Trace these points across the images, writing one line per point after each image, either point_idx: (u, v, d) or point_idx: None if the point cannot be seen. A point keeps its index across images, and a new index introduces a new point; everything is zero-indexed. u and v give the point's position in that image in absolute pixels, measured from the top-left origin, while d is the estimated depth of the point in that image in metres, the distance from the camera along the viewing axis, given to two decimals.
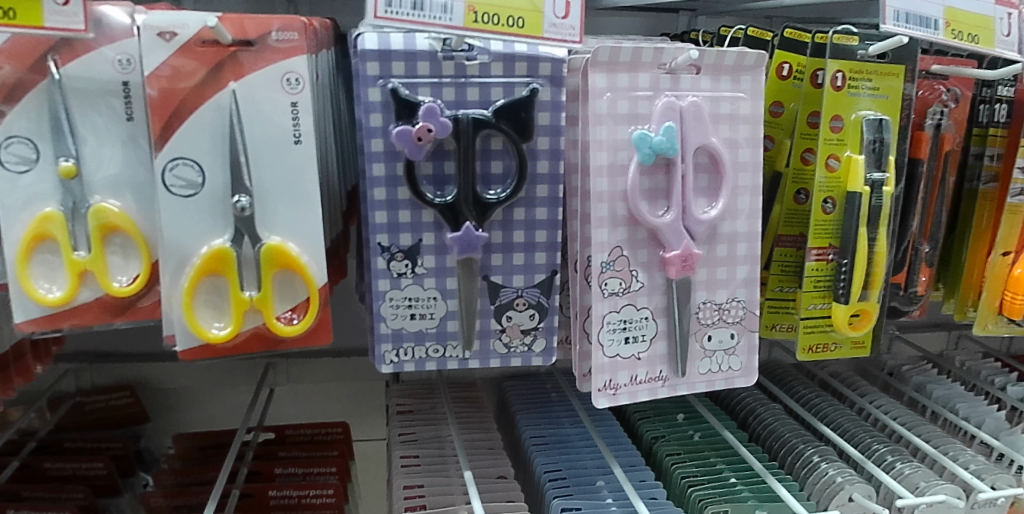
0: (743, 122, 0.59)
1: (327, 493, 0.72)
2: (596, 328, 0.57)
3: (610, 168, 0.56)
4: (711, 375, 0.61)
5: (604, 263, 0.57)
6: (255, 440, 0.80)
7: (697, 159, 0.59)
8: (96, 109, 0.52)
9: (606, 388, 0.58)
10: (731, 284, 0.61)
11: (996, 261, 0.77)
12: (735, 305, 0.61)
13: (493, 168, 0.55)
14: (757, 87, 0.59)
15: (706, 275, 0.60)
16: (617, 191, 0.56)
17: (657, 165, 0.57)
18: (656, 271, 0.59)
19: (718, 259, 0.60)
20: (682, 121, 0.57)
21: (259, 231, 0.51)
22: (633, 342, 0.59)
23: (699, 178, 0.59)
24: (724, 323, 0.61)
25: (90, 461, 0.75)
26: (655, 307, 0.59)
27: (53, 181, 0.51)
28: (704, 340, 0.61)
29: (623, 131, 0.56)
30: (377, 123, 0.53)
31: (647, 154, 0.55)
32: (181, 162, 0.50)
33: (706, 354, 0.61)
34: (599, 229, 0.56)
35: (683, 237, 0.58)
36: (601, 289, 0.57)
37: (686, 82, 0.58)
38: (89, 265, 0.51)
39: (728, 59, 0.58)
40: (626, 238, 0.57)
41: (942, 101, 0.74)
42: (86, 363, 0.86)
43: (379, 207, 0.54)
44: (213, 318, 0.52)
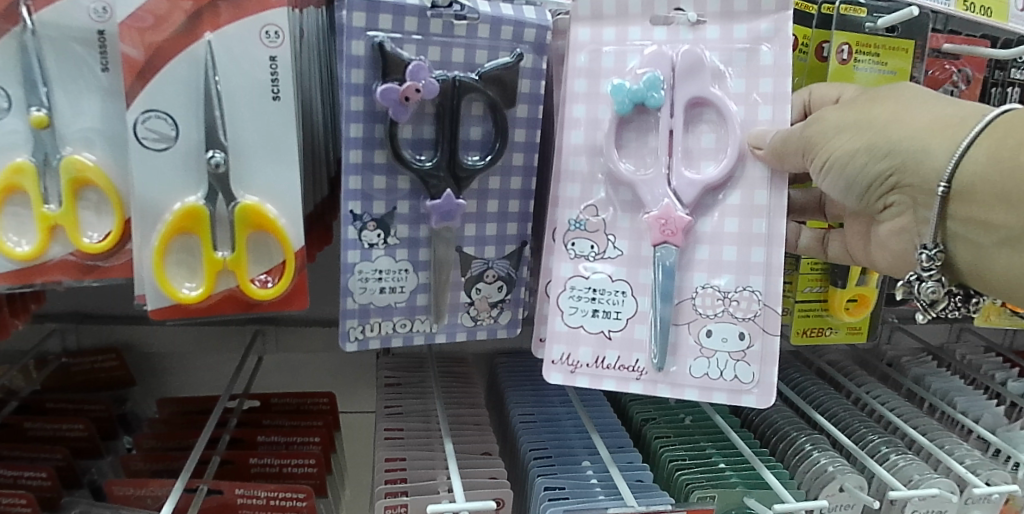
0: (763, 74, 0.55)
1: (308, 463, 0.71)
2: (553, 295, 0.56)
3: (586, 122, 0.56)
4: (705, 376, 0.55)
5: (577, 225, 0.56)
6: (240, 407, 0.78)
7: (701, 113, 0.56)
8: (72, 59, 0.50)
9: (564, 364, 0.56)
10: (741, 265, 0.55)
11: None
12: (747, 293, 0.55)
13: (473, 134, 0.54)
14: (784, 37, 0.54)
15: (709, 250, 0.55)
16: (591, 145, 0.56)
17: (654, 123, 0.56)
18: (641, 248, 0.56)
19: (731, 229, 0.55)
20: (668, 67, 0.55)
21: (233, 189, 0.50)
22: (601, 316, 0.56)
23: (704, 131, 0.56)
24: (729, 319, 0.55)
25: (71, 422, 0.74)
26: (631, 279, 0.56)
27: (26, 130, 0.50)
28: (700, 335, 0.55)
29: (605, 84, 0.56)
30: (358, 79, 0.50)
31: (628, 105, 0.54)
32: (154, 114, 0.48)
33: (698, 356, 0.55)
34: (583, 191, 0.56)
35: (663, 199, 0.55)
36: (566, 248, 0.56)
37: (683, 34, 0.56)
38: (60, 219, 0.50)
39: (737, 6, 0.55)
40: (605, 197, 0.56)
41: (952, 82, 0.71)
42: (72, 324, 0.84)
43: (352, 171, 0.52)
44: (184, 278, 0.51)
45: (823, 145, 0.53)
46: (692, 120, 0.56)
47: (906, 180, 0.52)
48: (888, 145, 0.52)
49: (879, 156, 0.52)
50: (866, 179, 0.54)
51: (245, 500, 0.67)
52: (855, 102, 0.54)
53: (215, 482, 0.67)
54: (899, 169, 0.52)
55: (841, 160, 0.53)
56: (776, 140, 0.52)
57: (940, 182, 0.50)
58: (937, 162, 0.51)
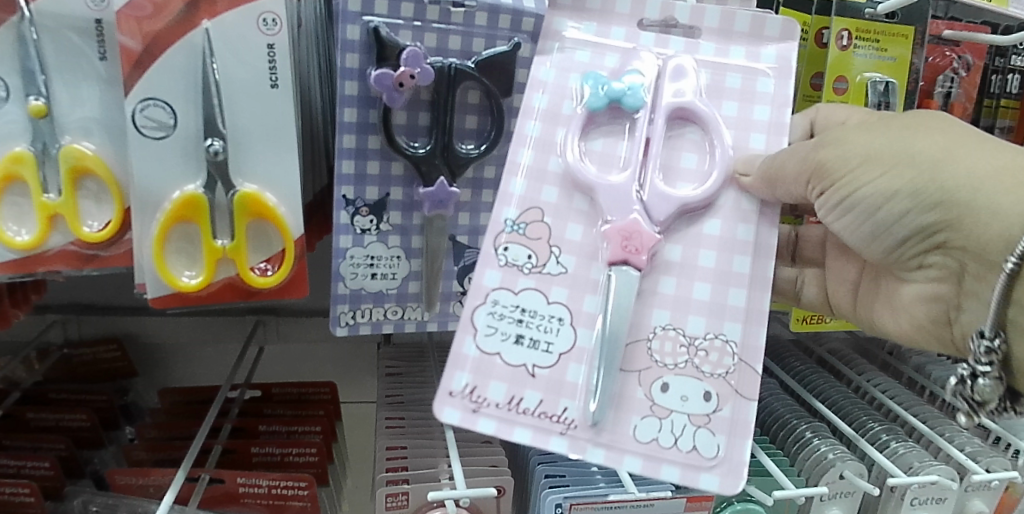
0: (756, 94, 0.52)
1: (309, 452, 0.71)
2: (470, 309, 0.48)
3: (546, 116, 0.51)
4: (651, 441, 0.48)
5: (515, 229, 0.49)
6: (242, 396, 0.79)
7: (685, 131, 0.52)
8: (70, 48, 0.50)
9: (466, 398, 0.48)
10: (714, 307, 0.50)
11: None
12: (716, 343, 0.49)
13: (469, 122, 0.54)
14: (785, 66, 0.53)
15: (677, 281, 0.50)
16: (544, 141, 0.50)
17: (627, 129, 0.52)
18: (590, 270, 0.49)
19: (704, 263, 0.50)
20: (661, 74, 0.52)
21: (232, 177, 0.50)
22: (529, 345, 0.48)
23: (686, 151, 0.52)
24: (694, 373, 0.49)
25: (74, 412, 0.74)
26: (573, 305, 0.49)
27: (25, 119, 0.50)
28: (655, 390, 0.48)
29: (572, 79, 0.51)
30: (353, 64, 0.51)
31: (601, 104, 0.50)
32: (152, 102, 0.48)
33: (647, 413, 0.48)
34: (529, 192, 0.50)
35: (629, 212, 0.49)
36: (496, 254, 0.49)
37: (675, 47, 0.53)
38: (60, 208, 0.50)
39: (737, 28, 0.53)
40: (552, 203, 0.50)
41: (953, 69, 0.70)
42: (75, 314, 0.85)
43: (347, 156, 0.52)
44: (184, 266, 0.51)
45: (851, 175, 0.50)
46: (671, 136, 0.52)
47: (950, 235, 0.49)
48: (936, 188, 0.48)
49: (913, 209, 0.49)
50: (905, 219, 0.50)
51: (248, 488, 0.68)
52: (900, 129, 0.50)
53: (218, 471, 0.68)
54: (935, 225, 0.49)
55: (871, 193, 0.49)
56: (766, 165, 0.49)
57: (1010, 254, 0.45)
58: (996, 226, 0.46)
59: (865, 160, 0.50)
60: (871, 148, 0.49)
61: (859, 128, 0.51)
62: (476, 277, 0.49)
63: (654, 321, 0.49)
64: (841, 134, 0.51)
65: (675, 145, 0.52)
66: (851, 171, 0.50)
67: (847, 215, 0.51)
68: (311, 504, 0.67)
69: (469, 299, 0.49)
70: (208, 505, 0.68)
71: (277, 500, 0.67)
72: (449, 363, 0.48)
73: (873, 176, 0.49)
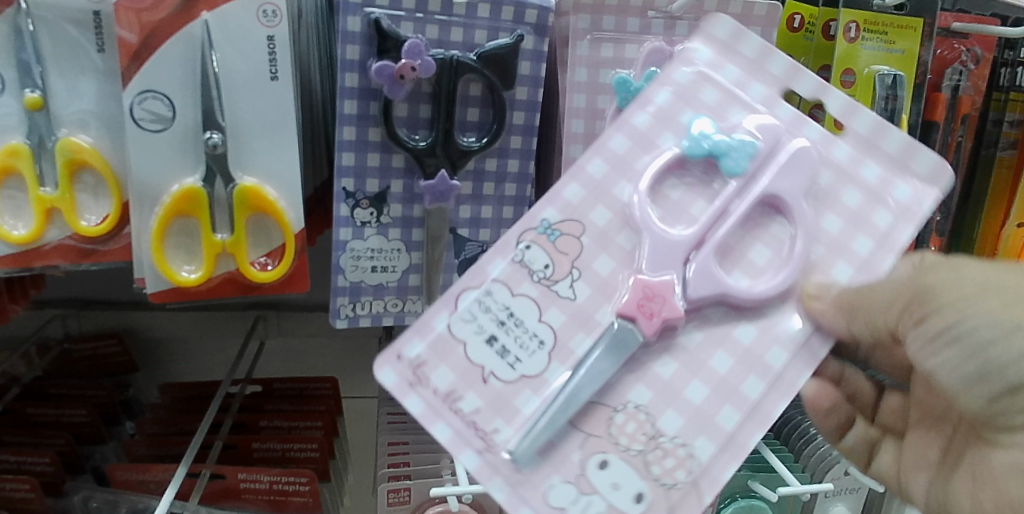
0: (869, 211, 0.45)
1: (311, 447, 0.71)
2: (457, 290, 0.45)
3: (637, 142, 0.46)
4: (555, 511, 0.41)
5: (542, 232, 0.45)
6: (242, 391, 0.78)
7: (767, 224, 0.46)
8: (68, 40, 0.49)
9: (405, 371, 0.44)
10: (698, 417, 0.42)
11: (1010, 232, 0.72)
12: (674, 445, 0.42)
13: (471, 115, 0.53)
14: (910, 208, 0.44)
15: (679, 368, 0.43)
16: (619, 161, 0.46)
17: (713, 187, 0.46)
18: (592, 312, 0.44)
19: (715, 366, 0.43)
20: (777, 166, 0.45)
21: (231, 171, 0.49)
22: (500, 354, 0.43)
23: (767, 253, 0.45)
24: (641, 467, 0.42)
25: (74, 407, 0.74)
26: (561, 337, 0.44)
27: (21, 112, 0.49)
28: (591, 471, 0.42)
29: (681, 110, 0.47)
30: (354, 55, 0.50)
31: (697, 151, 0.45)
32: (150, 95, 0.47)
33: (565, 480, 0.42)
34: (574, 204, 0.46)
35: (666, 275, 0.44)
36: (513, 248, 0.45)
37: (812, 132, 0.46)
38: (57, 202, 0.49)
39: (883, 142, 0.45)
40: (598, 230, 0.45)
41: (961, 61, 0.69)
42: (74, 310, 0.84)
43: (347, 148, 0.52)
44: (183, 261, 0.50)
45: (944, 298, 0.39)
46: (754, 223, 0.46)
47: None
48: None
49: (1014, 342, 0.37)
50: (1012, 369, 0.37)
51: (249, 484, 0.67)
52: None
53: (218, 466, 0.67)
54: None
55: (960, 328, 0.38)
56: (842, 287, 0.43)
57: None
58: None
59: (975, 284, 0.39)
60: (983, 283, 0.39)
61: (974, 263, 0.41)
62: (483, 260, 0.45)
63: (632, 394, 0.43)
64: (956, 265, 0.41)
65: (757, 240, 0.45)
66: (955, 295, 0.39)
67: (943, 353, 0.39)
68: (312, 499, 0.67)
69: (465, 279, 0.45)
70: (209, 501, 0.68)
71: (278, 496, 0.67)
72: (412, 328, 0.44)
73: (973, 301, 0.38)
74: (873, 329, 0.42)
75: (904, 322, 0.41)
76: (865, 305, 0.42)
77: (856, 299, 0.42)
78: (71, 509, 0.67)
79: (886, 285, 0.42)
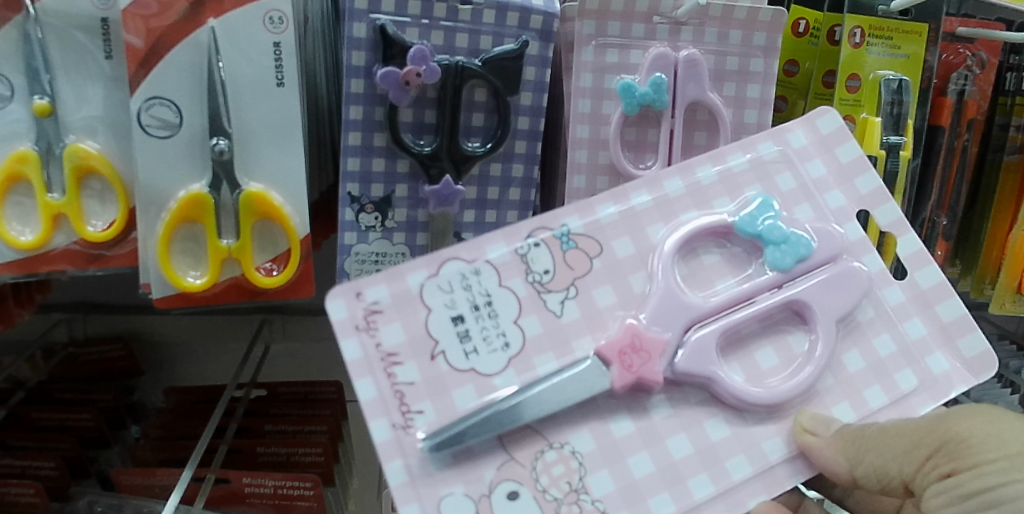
0: (894, 359, 0.47)
1: (316, 452, 0.71)
2: (446, 256, 0.46)
3: (691, 197, 0.48)
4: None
5: (558, 237, 0.47)
6: (247, 395, 0.78)
7: (784, 333, 0.48)
8: (76, 46, 0.50)
9: (357, 311, 0.44)
10: (629, 490, 0.43)
11: (1017, 237, 0.70)
12: (591, 508, 0.43)
13: (476, 120, 0.54)
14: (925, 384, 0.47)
15: (634, 434, 0.44)
16: (666, 204, 0.48)
17: (742, 268, 0.48)
18: (571, 338, 0.45)
19: (670, 450, 0.44)
20: (823, 281, 0.47)
21: (237, 176, 0.49)
22: (461, 339, 0.44)
23: (776, 362, 0.47)
24: (545, 504, 0.43)
25: (79, 412, 0.74)
26: (526, 350, 0.44)
27: (29, 118, 0.49)
28: (498, 499, 0.42)
29: (750, 185, 0.49)
30: (360, 61, 0.50)
31: (747, 229, 0.47)
32: (157, 101, 0.48)
33: (466, 497, 0.42)
34: (603, 224, 0.47)
35: (660, 331, 0.45)
36: (518, 243, 0.46)
37: (870, 264, 0.49)
38: (63, 207, 0.50)
39: (942, 316, 0.48)
40: (609, 264, 0.47)
41: (967, 66, 0.69)
42: (80, 314, 0.84)
43: (352, 153, 0.52)
44: (189, 266, 0.51)
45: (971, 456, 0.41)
46: (774, 325, 0.48)
47: None
48: None
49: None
50: None
51: (254, 488, 0.67)
52: None
53: (222, 471, 0.67)
54: None
55: (994, 481, 0.40)
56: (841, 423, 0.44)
57: None
58: None
59: (1004, 449, 0.40)
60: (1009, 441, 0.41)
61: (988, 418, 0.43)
62: (485, 237, 0.46)
63: (575, 439, 0.44)
64: (975, 413, 0.43)
65: (771, 341, 0.47)
66: (980, 454, 0.41)
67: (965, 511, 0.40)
68: (317, 504, 0.67)
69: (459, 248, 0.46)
70: (212, 505, 0.68)
71: (283, 500, 0.67)
72: (383, 273, 0.45)
73: (999, 467, 0.40)
74: (881, 475, 0.44)
75: (922, 476, 0.43)
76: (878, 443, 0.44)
77: (861, 442, 0.44)
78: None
79: (904, 428, 0.43)
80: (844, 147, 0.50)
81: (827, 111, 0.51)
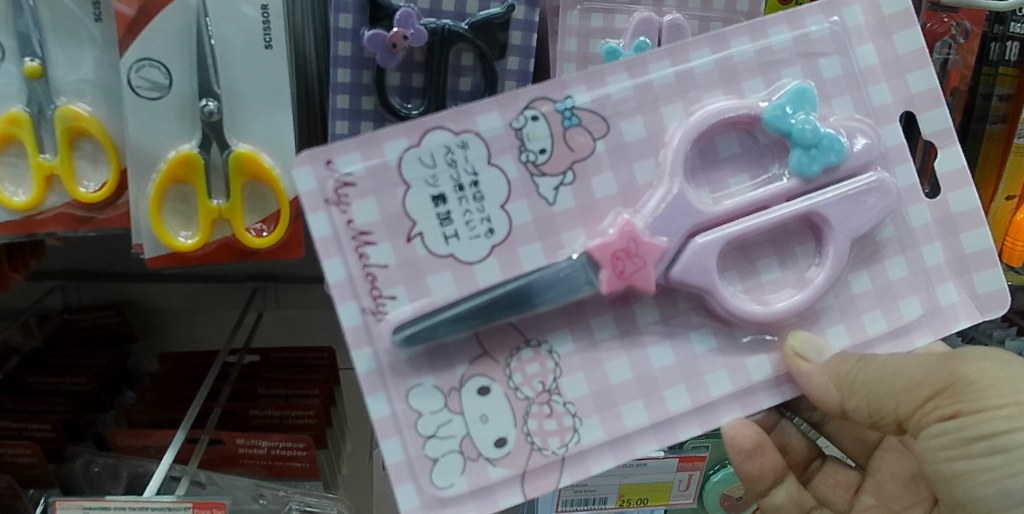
0: (900, 284, 0.50)
1: (308, 414, 0.72)
2: (432, 126, 0.47)
3: (719, 74, 0.49)
4: (411, 412, 0.47)
5: (559, 111, 0.48)
6: (241, 361, 0.79)
7: (795, 245, 0.51)
8: (65, 8, 0.50)
9: (328, 182, 0.46)
10: (601, 395, 0.48)
11: (999, 206, 0.72)
12: (561, 409, 0.48)
13: (463, 84, 0.54)
14: (933, 307, 0.50)
15: (612, 343, 0.49)
16: (689, 81, 0.49)
17: (765, 162, 0.50)
18: (560, 229, 0.48)
19: (650, 358, 0.49)
20: (843, 198, 0.48)
21: (226, 137, 0.50)
22: (443, 223, 0.47)
23: (776, 275, 0.50)
24: (512, 399, 0.48)
25: (75, 376, 0.76)
26: (510, 239, 0.47)
27: (20, 80, 0.50)
28: (472, 395, 0.48)
29: (789, 67, 0.49)
30: (347, 24, 0.51)
31: (777, 124, 0.48)
32: (147, 63, 0.48)
33: (436, 389, 0.47)
34: (613, 100, 0.48)
35: (660, 236, 0.47)
36: (518, 119, 0.47)
37: (900, 176, 0.50)
38: (56, 168, 0.50)
39: (965, 246, 0.50)
40: (608, 150, 0.48)
41: (950, 36, 0.68)
42: (74, 282, 0.84)
43: (341, 116, 0.52)
44: (181, 226, 0.52)
45: (972, 401, 0.44)
46: (791, 240, 0.51)
47: None
48: None
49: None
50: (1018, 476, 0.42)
51: (247, 449, 0.69)
52: None
53: (217, 433, 0.69)
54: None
55: (990, 427, 0.43)
56: (831, 352, 0.48)
57: None
58: None
59: (1012, 396, 0.43)
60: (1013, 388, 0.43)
61: (993, 357, 0.45)
62: (477, 107, 0.47)
63: (554, 340, 0.49)
64: (984, 357, 0.46)
65: (777, 255, 0.51)
66: (988, 398, 0.44)
67: (949, 446, 0.45)
68: (310, 465, 0.68)
69: (445, 118, 0.47)
70: (208, 466, 0.69)
71: (277, 461, 0.69)
72: (357, 141, 0.46)
73: (1006, 414, 0.43)
74: (875, 410, 0.48)
75: (920, 415, 0.46)
76: (873, 386, 0.47)
77: (856, 376, 0.47)
78: (74, 473, 0.70)
79: (908, 367, 0.46)
80: (904, 35, 0.50)
81: None
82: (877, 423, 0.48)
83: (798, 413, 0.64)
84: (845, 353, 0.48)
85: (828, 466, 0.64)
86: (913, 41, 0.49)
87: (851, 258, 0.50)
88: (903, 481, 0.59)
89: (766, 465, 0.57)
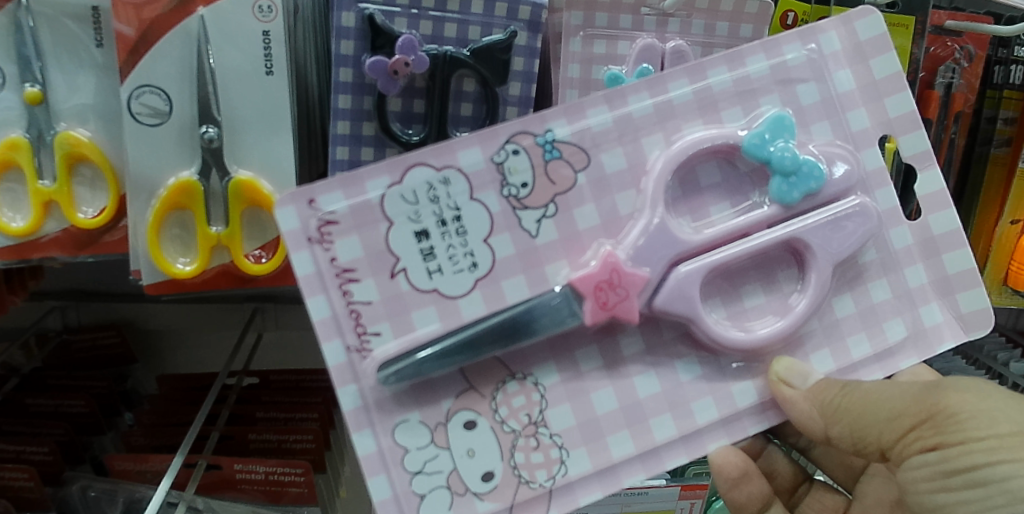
0: (884, 307, 0.49)
1: (307, 439, 0.71)
2: (413, 163, 0.47)
3: (697, 104, 0.49)
4: (398, 448, 0.46)
5: (540, 144, 0.47)
6: (239, 384, 0.79)
7: (779, 270, 0.50)
8: (65, 35, 0.50)
9: (310, 220, 0.46)
10: (588, 426, 0.48)
11: (1004, 230, 0.71)
12: (548, 441, 0.47)
13: (464, 110, 0.54)
14: (918, 327, 0.50)
15: (598, 374, 0.48)
16: (668, 112, 0.48)
17: (748, 189, 0.50)
18: (543, 261, 0.47)
19: (636, 387, 0.48)
20: (826, 222, 0.48)
21: (227, 163, 0.50)
22: (426, 258, 0.47)
23: (760, 301, 0.50)
24: (497, 433, 0.47)
25: (72, 399, 0.75)
26: (494, 272, 0.47)
27: (20, 106, 0.50)
28: (459, 430, 0.47)
29: (767, 95, 0.49)
30: (348, 50, 0.51)
31: (756, 152, 0.48)
32: (147, 89, 0.48)
33: (422, 424, 0.47)
34: (593, 132, 0.48)
35: (644, 267, 0.47)
36: (496, 152, 0.47)
37: (882, 200, 0.50)
38: (54, 194, 0.50)
39: (948, 267, 0.50)
40: (590, 181, 0.48)
41: (954, 59, 0.68)
42: (72, 301, 0.83)
43: (341, 142, 0.52)
44: (179, 252, 0.51)
45: (956, 431, 0.43)
46: (777, 269, 0.50)
47: None
48: None
49: (1012, 507, 0.41)
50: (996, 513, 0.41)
51: (244, 475, 0.68)
52: None
53: (214, 457, 0.68)
54: None
55: (970, 457, 0.42)
56: (817, 377, 0.48)
57: None
58: None
59: (993, 428, 0.42)
60: (996, 420, 0.42)
61: (977, 389, 0.44)
62: (458, 143, 0.47)
63: (539, 372, 0.48)
64: (971, 388, 0.44)
65: (761, 281, 0.50)
66: (968, 430, 0.43)
67: (929, 477, 0.44)
68: (308, 490, 0.67)
69: (427, 154, 0.47)
70: (204, 491, 0.69)
71: (274, 486, 0.68)
72: (339, 180, 0.46)
73: (988, 445, 0.42)
74: (858, 437, 0.47)
75: (903, 445, 0.45)
76: (857, 413, 0.46)
77: (839, 404, 0.47)
78: (68, 498, 0.69)
79: (891, 395, 0.46)
80: (882, 59, 0.49)
81: (873, 14, 0.49)
82: (861, 450, 0.48)
83: (784, 437, 0.63)
84: (829, 378, 0.48)
85: (816, 491, 0.63)
86: (890, 66, 0.49)
87: (834, 282, 0.49)
88: (888, 507, 0.58)
89: (753, 492, 0.57)
